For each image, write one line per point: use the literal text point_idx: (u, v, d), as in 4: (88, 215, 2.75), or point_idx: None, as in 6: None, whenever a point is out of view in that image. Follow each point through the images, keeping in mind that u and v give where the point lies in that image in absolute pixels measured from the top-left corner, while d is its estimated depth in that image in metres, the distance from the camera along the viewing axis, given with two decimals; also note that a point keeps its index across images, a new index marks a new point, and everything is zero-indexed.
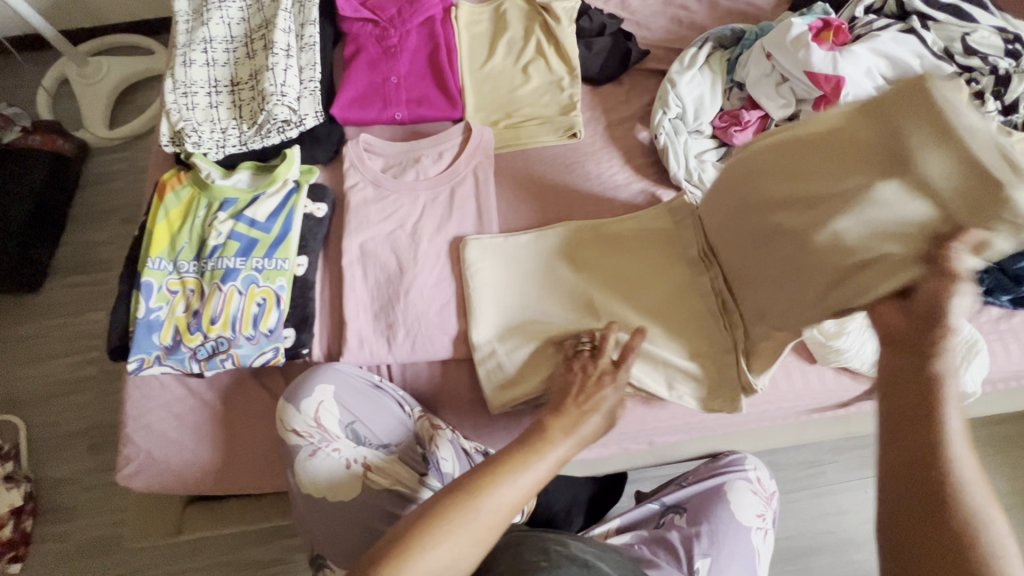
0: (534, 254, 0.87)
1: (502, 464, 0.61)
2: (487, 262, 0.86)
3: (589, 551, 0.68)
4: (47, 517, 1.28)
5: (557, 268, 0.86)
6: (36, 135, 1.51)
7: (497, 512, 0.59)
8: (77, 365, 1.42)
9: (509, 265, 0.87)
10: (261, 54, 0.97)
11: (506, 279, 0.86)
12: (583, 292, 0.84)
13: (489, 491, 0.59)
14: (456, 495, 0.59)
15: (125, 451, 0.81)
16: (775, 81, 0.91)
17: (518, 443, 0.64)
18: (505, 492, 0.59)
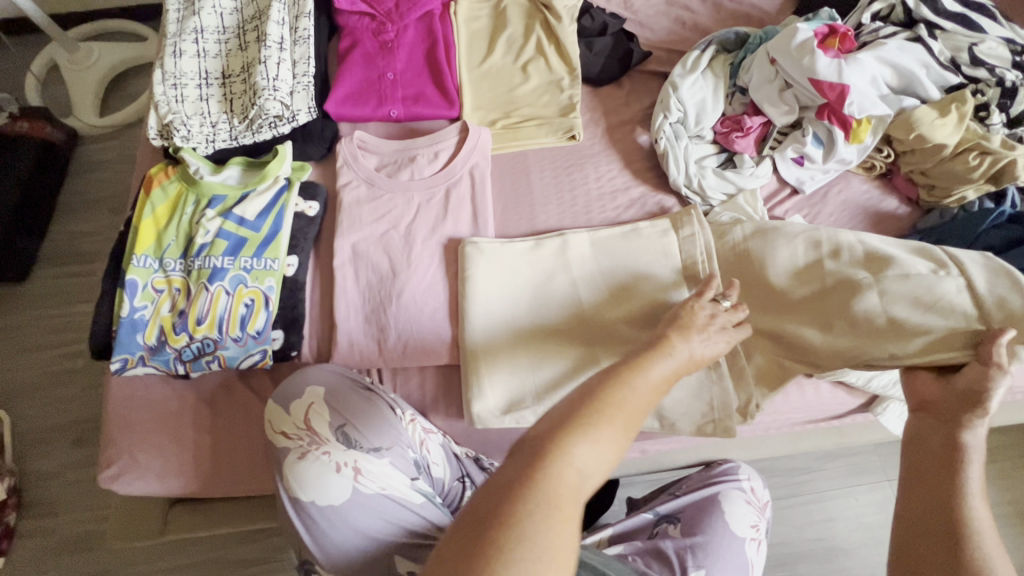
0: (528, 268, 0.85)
1: (598, 401, 0.51)
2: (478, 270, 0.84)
3: (597, 560, 0.72)
4: (31, 511, 1.26)
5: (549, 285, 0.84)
6: (24, 122, 1.46)
7: (642, 400, 0.53)
8: (65, 358, 1.39)
9: (504, 274, 0.84)
10: (253, 46, 0.95)
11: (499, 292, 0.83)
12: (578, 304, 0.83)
13: (586, 435, 0.48)
14: (551, 449, 0.46)
15: (107, 452, 0.79)
16: (778, 87, 0.90)
17: (609, 378, 0.54)
18: (640, 382, 0.55)
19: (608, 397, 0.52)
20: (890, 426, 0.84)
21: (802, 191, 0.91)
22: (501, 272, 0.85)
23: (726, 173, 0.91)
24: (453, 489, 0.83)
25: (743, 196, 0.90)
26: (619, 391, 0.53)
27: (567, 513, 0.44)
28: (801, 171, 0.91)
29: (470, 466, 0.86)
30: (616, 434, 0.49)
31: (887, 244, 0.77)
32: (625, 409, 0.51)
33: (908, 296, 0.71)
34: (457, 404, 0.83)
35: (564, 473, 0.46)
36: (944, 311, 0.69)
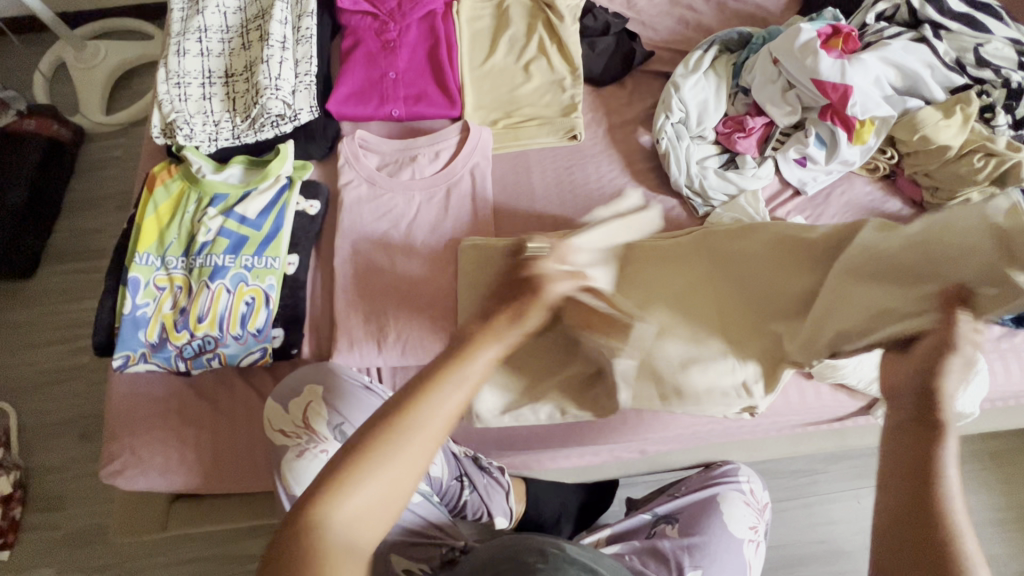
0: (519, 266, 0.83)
1: (379, 439, 0.49)
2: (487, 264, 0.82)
3: (587, 554, 0.68)
4: (35, 505, 1.28)
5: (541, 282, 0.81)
6: (32, 119, 1.49)
7: (432, 427, 0.50)
8: (70, 354, 1.41)
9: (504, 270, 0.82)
10: (256, 46, 0.95)
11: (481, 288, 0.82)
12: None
13: (368, 473, 0.48)
14: (317, 507, 0.47)
15: (109, 447, 0.80)
16: (781, 88, 0.90)
17: (398, 400, 0.51)
18: (433, 405, 0.51)
19: (390, 429, 0.49)
20: (891, 429, 0.83)
21: (804, 192, 0.91)
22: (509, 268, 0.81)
23: (728, 174, 0.90)
24: (451, 489, 0.85)
25: (744, 197, 0.90)
26: (403, 419, 0.50)
27: (341, 553, 0.45)
28: (803, 172, 0.91)
29: (468, 465, 0.85)
30: (391, 472, 0.49)
31: None
32: (410, 436, 0.50)
33: (876, 283, 0.66)
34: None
35: (337, 518, 0.47)
36: (912, 280, 0.62)
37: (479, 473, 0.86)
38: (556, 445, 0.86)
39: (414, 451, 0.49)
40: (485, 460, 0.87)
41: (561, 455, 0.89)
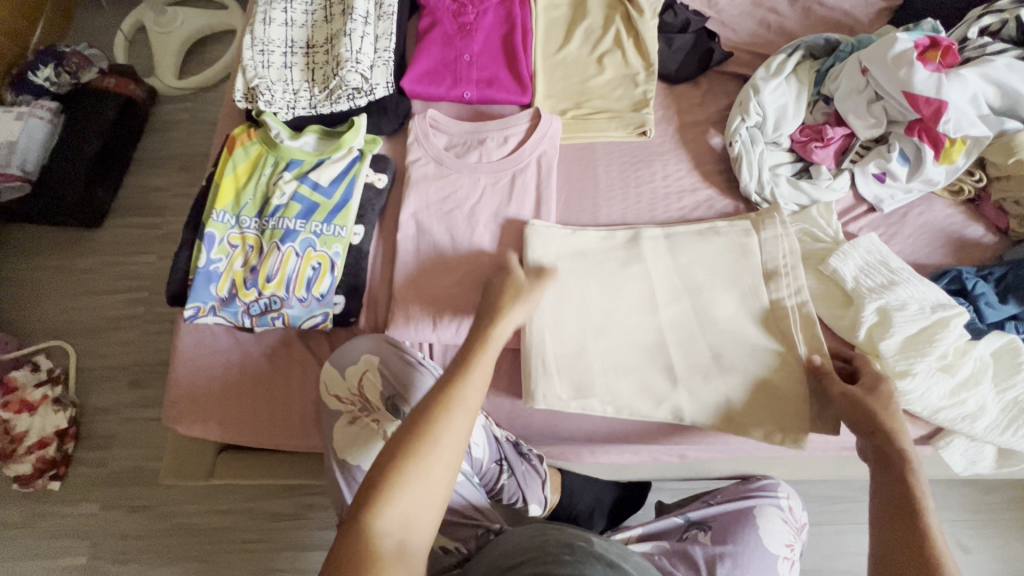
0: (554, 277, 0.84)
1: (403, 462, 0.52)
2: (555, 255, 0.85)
3: (613, 551, 0.65)
4: (86, 442, 1.36)
5: (572, 285, 0.84)
6: (112, 78, 1.56)
7: (454, 446, 0.54)
8: (127, 304, 1.48)
9: (556, 281, 0.84)
10: (339, 19, 0.97)
11: (591, 308, 0.83)
12: (620, 316, 0.83)
13: (421, 463, 0.53)
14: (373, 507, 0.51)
15: (172, 392, 0.84)
16: (867, 99, 0.86)
17: (409, 438, 0.54)
18: (455, 428, 0.55)
19: (404, 469, 0.52)
20: (953, 463, 0.79)
21: (879, 210, 0.88)
22: (571, 260, 0.85)
23: (801, 183, 0.88)
24: (489, 472, 0.83)
25: (817, 208, 0.88)
26: (426, 444, 0.53)
27: (426, 500, 0.52)
28: (880, 189, 0.88)
29: (508, 450, 0.84)
30: (443, 460, 0.53)
31: (935, 288, 0.78)
32: (429, 468, 0.53)
33: (907, 331, 0.74)
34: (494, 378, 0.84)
35: (374, 551, 0.49)
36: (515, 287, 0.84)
37: (518, 459, 0.84)
38: (598, 439, 0.85)
39: (452, 451, 0.54)
40: (525, 446, 0.86)
41: (600, 450, 0.88)
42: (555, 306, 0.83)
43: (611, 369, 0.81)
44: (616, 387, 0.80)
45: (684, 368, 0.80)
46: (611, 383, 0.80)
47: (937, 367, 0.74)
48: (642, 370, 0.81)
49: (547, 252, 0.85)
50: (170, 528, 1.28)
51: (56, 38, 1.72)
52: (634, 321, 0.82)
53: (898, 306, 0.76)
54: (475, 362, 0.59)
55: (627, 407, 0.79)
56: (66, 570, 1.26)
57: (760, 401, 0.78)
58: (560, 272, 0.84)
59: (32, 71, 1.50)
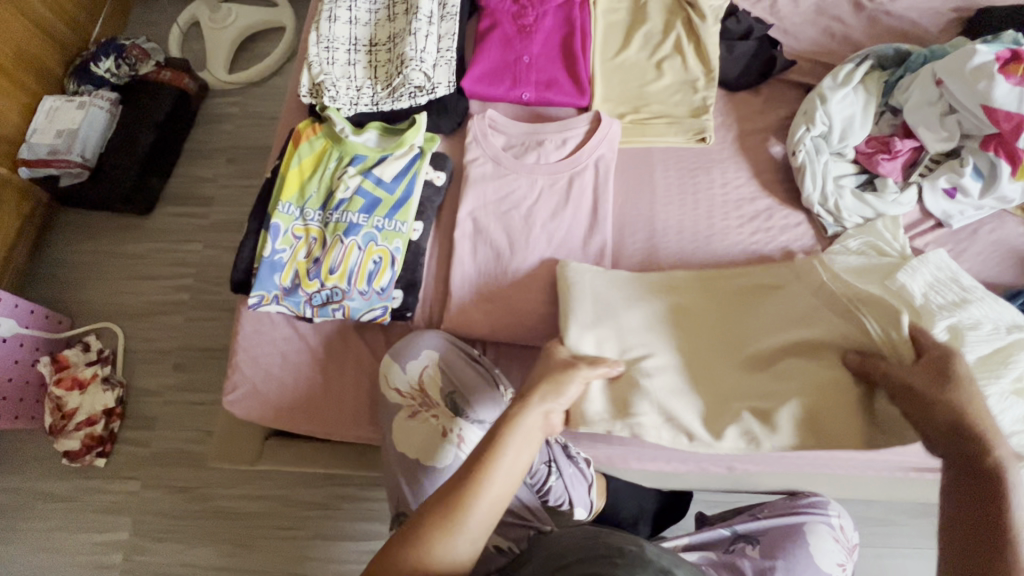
0: (588, 313, 0.81)
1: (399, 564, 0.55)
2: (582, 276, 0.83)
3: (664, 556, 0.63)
4: (131, 421, 1.40)
5: (611, 307, 0.82)
6: (167, 71, 1.60)
7: (451, 563, 0.56)
8: (173, 290, 1.52)
9: (596, 303, 0.82)
10: (402, 18, 0.99)
11: (632, 333, 0.80)
12: (664, 341, 0.81)
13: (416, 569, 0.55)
14: None
15: (232, 377, 0.86)
16: (940, 112, 0.84)
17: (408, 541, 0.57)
18: (453, 542, 0.57)
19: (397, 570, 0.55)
20: None
21: (948, 225, 0.87)
22: (604, 284, 0.84)
23: (866, 195, 0.87)
24: (537, 473, 0.83)
25: (883, 221, 0.85)
26: (421, 556, 0.56)
27: None
28: (950, 204, 0.86)
29: (557, 452, 0.84)
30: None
31: (1010, 308, 0.77)
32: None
33: (980, 352, 0.72)
34: None
35: None
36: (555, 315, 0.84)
37: (566, 461, 0.85)
38: (650, 447, 0.84)
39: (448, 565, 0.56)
40: (573, 449, 0.86)
41: (648, 457, 0.87)
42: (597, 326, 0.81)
43: (659, 396, 0.77)
44: (667, 412, 0.77)
45: (731, 389, 0.79)
46: (663, 415, 0.77)
47: (1010, 391, 0.71)
48: (693, 396, 0.79)
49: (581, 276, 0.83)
50: (206, 510, 1.31)
51: (115, 31, 1.78)
52: (672, 351, 0.81)
53: (971, 324, 0.73)
54: (487, 476, 0.59)
55: (683, 433, 0.77)
56: (108, 545, 1.31)
57: (817, 403, 0.74)
58: (592, 307, 0.81)
59: (93, 62, 1.54)
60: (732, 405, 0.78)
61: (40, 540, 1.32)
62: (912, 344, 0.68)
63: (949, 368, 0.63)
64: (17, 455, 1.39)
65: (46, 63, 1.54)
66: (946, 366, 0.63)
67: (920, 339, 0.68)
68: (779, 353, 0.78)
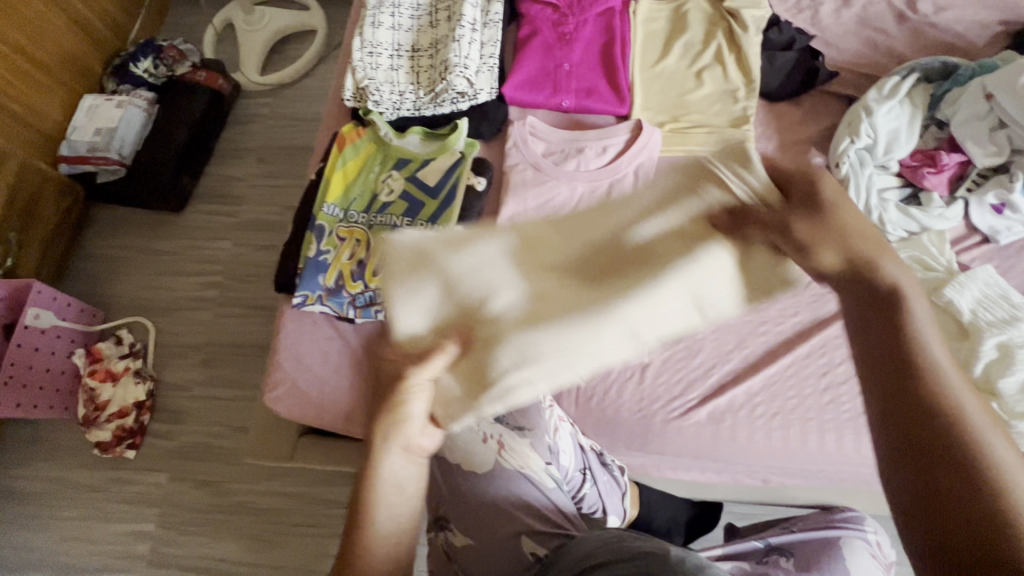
0: (410, 257, 0.53)
1: None
2: (412, 247, 0.53)
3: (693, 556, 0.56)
4: (159, 414, 1.42)
5: (431, 263, 0.52)
6: (203, 72, 1.63)
7: None
8: (204, 286, 1.54)
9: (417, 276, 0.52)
10: (445, 25, 1.00)
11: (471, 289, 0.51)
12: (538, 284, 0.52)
13: None
14: None
15: (273, 375, 0.87)
16: (990, 126, 0.83)
17: None
18: None
19: None
20: None
21: (995, 241, 0.85)
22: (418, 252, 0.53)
23: (911, 209, 0.86)
24: (574, 478, 0.80)
25: (927, 236, 0.85)
26: None
27: None
28: (997, 220, 0.84)
29: (592, 460, 0.83)
30: None
31: None
32: None
33: None
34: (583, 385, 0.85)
35: None
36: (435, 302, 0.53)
37: (601, 469, 0.83)
38: (687, 456, 0.83)
39: None
40: (608, 457, 0.86)
41: (682, 466, 0.87)
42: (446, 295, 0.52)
43: (546, 359, 0.48)
44: (517, 383, 0.48)
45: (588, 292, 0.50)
46: (523, 353, 0.49)
47: None
48: (600, 330, 0.48)
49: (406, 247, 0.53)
50: (232, 504, 1.33)
51: (152, 32, 1.82)
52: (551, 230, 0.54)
53: (1020, 343, 0.74)
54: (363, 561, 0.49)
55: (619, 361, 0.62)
56: (136, 535, 1.33)
57: (748, 257, 0.49)
58: (423, 253, 0.53)
59: (133, 62, 1.60)
60: (615, 308, 0.49)
61: (70, 528, 1.34)
62: (783, 189, 0.45)
63: (822, 197, 0.42)
64: (48, 444, 1.42)
65: (87, 62, 1.58)
66: (814, 204, 0.43)
67: (788, 176, 0.45)
68: (637, 210, 0.52)
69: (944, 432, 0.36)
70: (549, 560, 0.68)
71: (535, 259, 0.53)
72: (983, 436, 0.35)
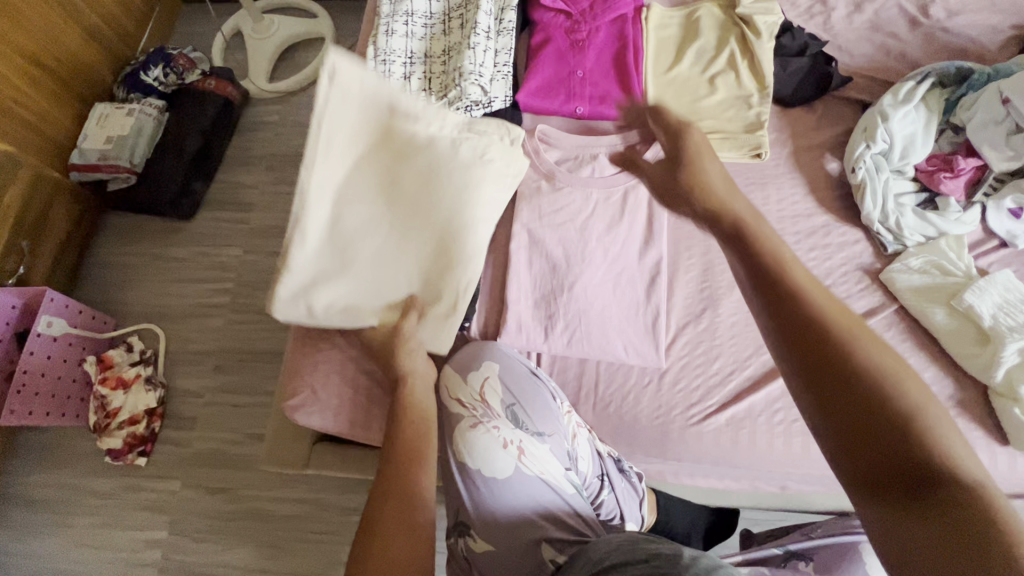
0: (332, 265, 0.77)
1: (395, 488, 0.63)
2: (296, 308, 0.78)
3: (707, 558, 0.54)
4: (170, 421, 1.42)
5: (329, 298, 0.78)
6: (212, 80, 1.64)
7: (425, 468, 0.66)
8: (215, 293, 1.55)
9: (353, 290, 0.79)
10: (458, 32, 1.01)
11: (401, 261, 0.80)
12: (396, 242, 0.80)
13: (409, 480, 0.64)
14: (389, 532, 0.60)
15: (292, 384, 0.87)
16: (1006, 131, 0.83)
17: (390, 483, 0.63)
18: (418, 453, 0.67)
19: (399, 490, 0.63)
20: None
21: (1013, 246, 0.85)
22: (326, 284, 0.78)
23: (928, 214, 0.86)
24: (591, 485, 0.80)
25: (946, 240, 0.85)
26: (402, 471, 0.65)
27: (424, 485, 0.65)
28: (1015, 225, 0.85)
29: (611, 466, 0.82)
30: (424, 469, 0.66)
31: None
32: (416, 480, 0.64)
33: None
34: (602, 393, 0.84)
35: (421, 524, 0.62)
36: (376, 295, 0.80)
37: (618, 475, 0.82)
38: (707, 463, 0.82)
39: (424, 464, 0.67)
40: (626, 463, 0.85)
41: (700, 473, 0.86)
42: (385, 277, 0.80)
43: (476, 267, 0.82)
44: (472, 280, 0.82)
45: (462, 204, 0.81)
46: (457, 266, 0.81)
47: None
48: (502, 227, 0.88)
49: (311, 306, 0.78)
50: (244, 511, 1.32)
51: (161, 41, 1.83)
52: (341, 185, 0.75)
53: None
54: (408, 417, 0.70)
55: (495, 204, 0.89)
56: (148, 543, 1.33)
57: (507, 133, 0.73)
58: (297, 284, 0.77)
59: (144, 71, 1.60)
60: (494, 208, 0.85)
61: (83, 536, 1.34)
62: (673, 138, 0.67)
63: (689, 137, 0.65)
64: (59, 453, 1.42)
65: (98, 71, 1.59)
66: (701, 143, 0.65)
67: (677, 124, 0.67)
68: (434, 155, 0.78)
69: (870, 406, 0.46)
70: (567, 564, 0.67)
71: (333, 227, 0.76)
72: (885, 399, 0.46)
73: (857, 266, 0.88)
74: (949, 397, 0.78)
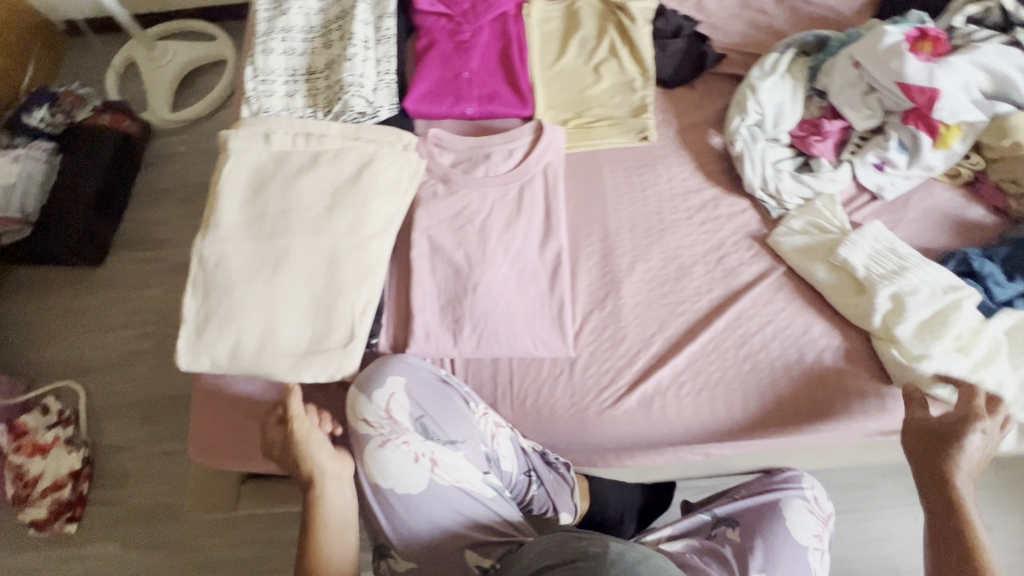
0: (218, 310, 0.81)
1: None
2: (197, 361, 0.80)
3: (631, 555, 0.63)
4: (100, 481, 1.34)
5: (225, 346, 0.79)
6: (106, 114, 1.55)
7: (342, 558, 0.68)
8: (134, 339, 1.46)
9: (248, 333, 0.80)
10: (337, 44, 0.99)
11: (289, 298, 0.80)
12: (282, 276, 0.81)
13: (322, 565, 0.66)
14: None
15: (200, 425, 0.84)
16: (862, 91, 0.89)
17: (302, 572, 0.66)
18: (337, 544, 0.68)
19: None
20: None
21: (882, 198, 0.91)
22: (220, 330, 0.80)
23: (803, 177, 0.90)
24: (519, 484, 0.82)
25: (820, 201, 0.90)
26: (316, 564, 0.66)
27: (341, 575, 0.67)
28: (882, 177, 0.90)
29: (536, 461, 0.82)
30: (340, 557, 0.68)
31: (944, 272, 0.81)
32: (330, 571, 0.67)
33: (918, 318, 0.78)
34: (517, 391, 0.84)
35: None
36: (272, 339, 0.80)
37: (546, 469, 0.83)
38: (627, 445, 0.84)
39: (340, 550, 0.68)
40: (552, 455, 0.84)
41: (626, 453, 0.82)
42: (274, 318, 0.80)
43: (362, 290, 0.81)
44: (359, 304, 0.81)
45: (339, 230, 0.83)
46: (346, 292, 0.81)
47: (953, 348, 0.77)
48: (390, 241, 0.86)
49: (210, 354, 0.80)
50: (188, 563, 1.26)
51: (46, 79, 1.71)
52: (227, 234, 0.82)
53: (910, 291, 0.80)
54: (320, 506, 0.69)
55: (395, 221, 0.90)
56: None
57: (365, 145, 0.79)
58: (195, 338, 0.80)
59: (27, 113, 1.49)
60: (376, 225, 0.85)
61: None
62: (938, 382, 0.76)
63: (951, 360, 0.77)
64: None
65: None
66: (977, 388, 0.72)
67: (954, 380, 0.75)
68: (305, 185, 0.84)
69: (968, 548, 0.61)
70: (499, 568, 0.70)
71: (217, 274, 0.81)
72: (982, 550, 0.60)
73: (746, 233, 0.91)
74: (838, 348, 0.83)
